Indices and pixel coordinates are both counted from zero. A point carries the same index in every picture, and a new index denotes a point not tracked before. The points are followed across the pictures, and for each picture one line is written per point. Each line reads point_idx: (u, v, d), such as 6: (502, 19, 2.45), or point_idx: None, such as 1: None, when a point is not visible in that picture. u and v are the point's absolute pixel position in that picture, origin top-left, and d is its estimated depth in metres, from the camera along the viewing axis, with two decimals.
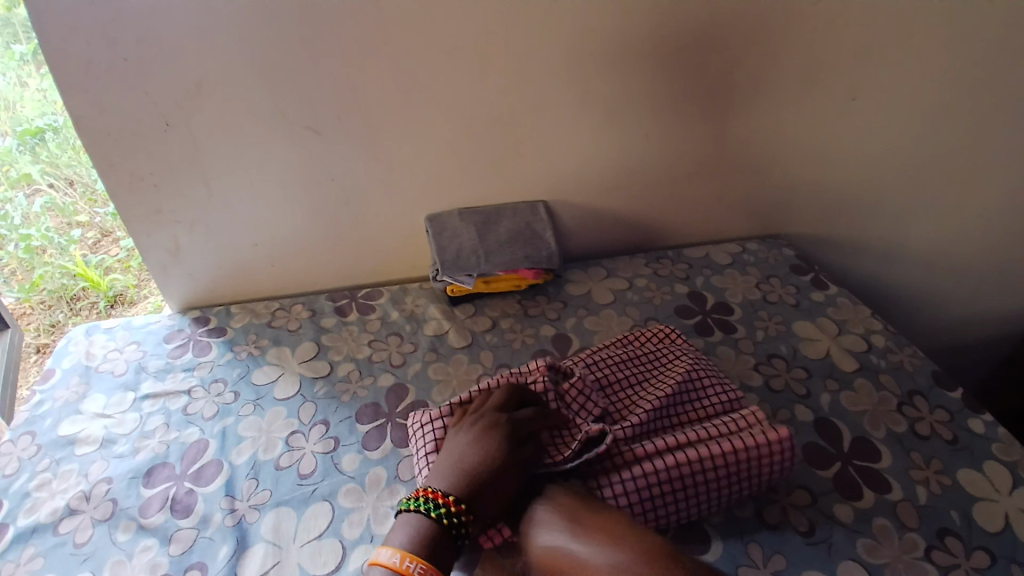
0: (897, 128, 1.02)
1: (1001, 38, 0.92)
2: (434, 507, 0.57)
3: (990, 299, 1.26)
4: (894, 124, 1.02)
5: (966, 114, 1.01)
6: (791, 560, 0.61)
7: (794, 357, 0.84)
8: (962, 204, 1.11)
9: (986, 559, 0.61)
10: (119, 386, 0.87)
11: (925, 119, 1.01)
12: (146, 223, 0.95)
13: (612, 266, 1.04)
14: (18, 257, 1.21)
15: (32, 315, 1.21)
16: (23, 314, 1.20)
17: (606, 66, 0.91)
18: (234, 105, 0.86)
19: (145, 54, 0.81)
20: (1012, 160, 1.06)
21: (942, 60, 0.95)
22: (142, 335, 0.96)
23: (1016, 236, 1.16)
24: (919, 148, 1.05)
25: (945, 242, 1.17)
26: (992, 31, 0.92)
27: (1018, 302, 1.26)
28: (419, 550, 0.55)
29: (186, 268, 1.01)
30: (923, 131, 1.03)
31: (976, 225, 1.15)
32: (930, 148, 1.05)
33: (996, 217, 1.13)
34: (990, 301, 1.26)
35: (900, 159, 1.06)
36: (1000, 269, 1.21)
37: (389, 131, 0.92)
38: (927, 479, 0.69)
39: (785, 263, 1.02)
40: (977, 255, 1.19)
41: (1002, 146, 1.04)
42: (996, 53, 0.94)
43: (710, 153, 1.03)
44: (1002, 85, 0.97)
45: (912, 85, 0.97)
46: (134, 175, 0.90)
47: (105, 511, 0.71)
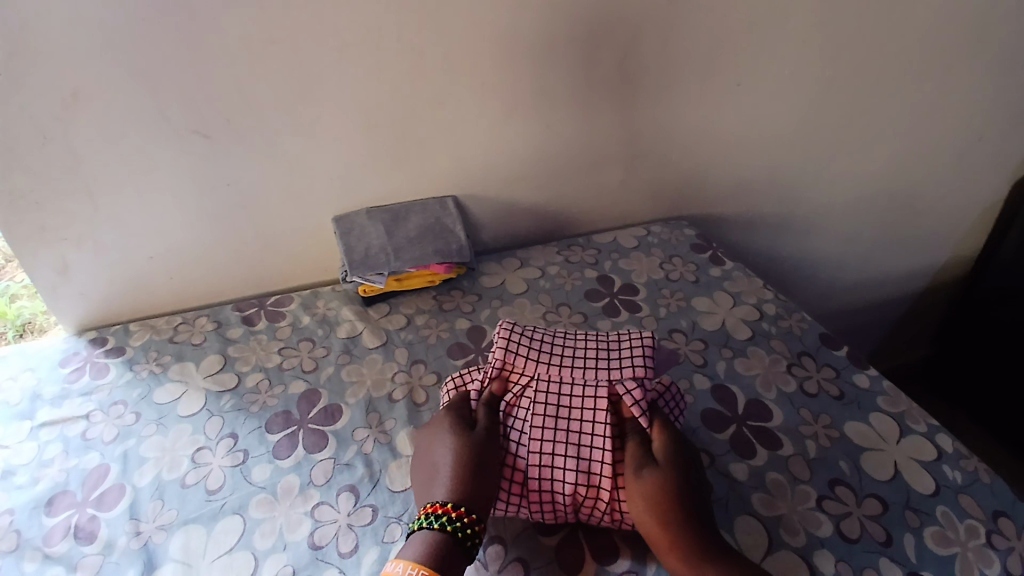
0: (781, 109, 1.09)
1: (858, 21, 1.01)
2: (446, 520, 0.58)
3: (878, 263, 1.36)
4: (779, 103, 1.08)
5: (839, 93, 1.09)
6: None
7: (693, 330, 0.89)
8: (843, 176, 1.21)
9: (877, 506, 0.67)
10: (13, 417, 0.82)
11: (803, 99, 1.09)
12: (29, 243, 0.89)
13: (524, 256, 1.06)
14: None
15: None
16: None
17: (501, 61, 0.93)
18: (115, 115, 0.83)
19: (13, 66, 0.76)
20: (879, 132, 1.16)
21: (812, 44, 1.03)
22: (36, 361, 0.90)
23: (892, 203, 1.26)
24: (800, 127, 1.12)
25: (831, 215, 1.26)
26: (850, 14, 1.00)
27: (901, 264, 1.38)
28: (430, 563, 0.55)
29: (78, 287, 0.95)
30: (802, 110, 1.10)
31: (856, 197, 1.24)
32: (809, 126, 1.13)
33: (872, 187, 1.24)
34: (878, 265, 1.37)
35: (785, 138, 1.13)
36: (882, 234, 1.31)
37: (286, 131, 0.90)
38: (817, 434, 0.74)
39: (687, 242, 1.07)
40: (862, 224, 1.29)
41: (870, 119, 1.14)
42: (857, 34, 1.02)
43: (612, 141, 1.07)
44: (862, 63, 1.06)
45: (787, 68, 1.04)
46: (12, 193, 0.85)
47: (9, 543, 0.67)
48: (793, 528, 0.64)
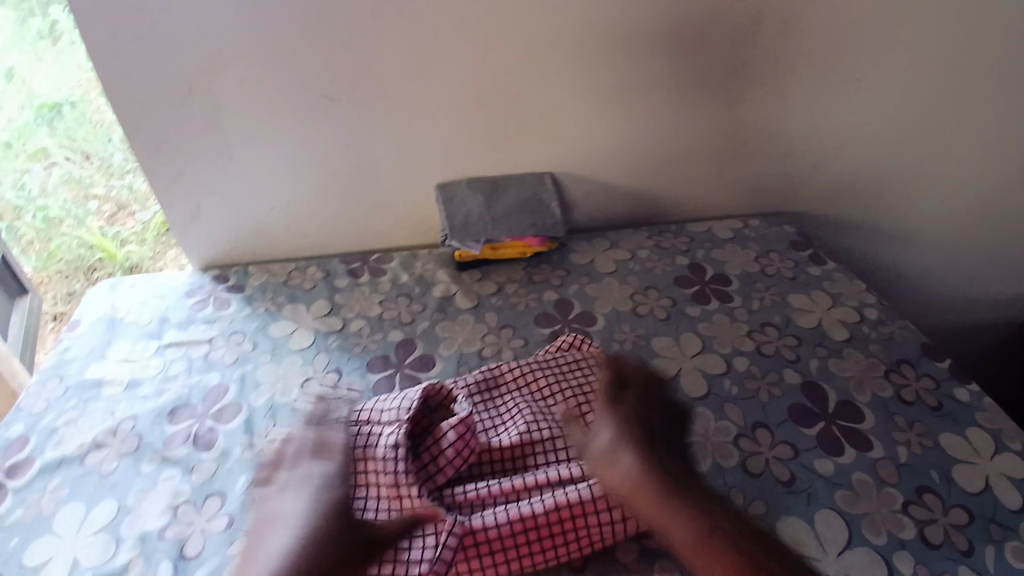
0: (902, 109, 1.04)
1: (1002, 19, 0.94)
2: None
3: (995, 285, 1.26)
4: (901, 104, 1.03)
5: (971, 97, 1.02)
6: (772, 506, 0.65)
7: (786, 325, 0.87)
8: (965, 187, 1.13)
9: (962, 516, 0.65)
10: (144, 336, 0.92)
11: (928, 101, 1.03)
12: (168, 185, 0.99)
13: (616, 238, 1.07)
14: (37, 228, 1.40)
15: (51, 284, 1.39)
16: (42, 282, 1.39)
17: (612, 43, 0.94)
18: (251, 72, 0.90)
19: (171, 20, 0.84)
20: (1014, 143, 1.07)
21: (946, 41, 0.97)
22: (164, 290, 1.00)
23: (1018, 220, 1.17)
24: (921, 129, 1.06)
25: (945, 227, 1.19)
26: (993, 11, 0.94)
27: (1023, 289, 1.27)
28: None
29: (206, 229, 1.05)
30: (926, 112, 1.04)
31: (977, 211, 1.16)
32: (932, 130, 1.06)
33: (998, 202, 1.15)
34: (994, 287, 1.27)
35: (903, 141, 1.08)
36: (1003, 254, 1.22)
37: (402, 97, 0.95)
38: (909, 440, 0.72)
39: (786, 238, 1.05)
40: (980, 239, 1.20)
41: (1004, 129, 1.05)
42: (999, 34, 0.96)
43: (717, 130, 1.05)
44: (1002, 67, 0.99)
45: (915, 66, 0.99)
46: (157, 138, 0.94)
47: (133, 444, 0.77)
48: (872, 526, 0.63)
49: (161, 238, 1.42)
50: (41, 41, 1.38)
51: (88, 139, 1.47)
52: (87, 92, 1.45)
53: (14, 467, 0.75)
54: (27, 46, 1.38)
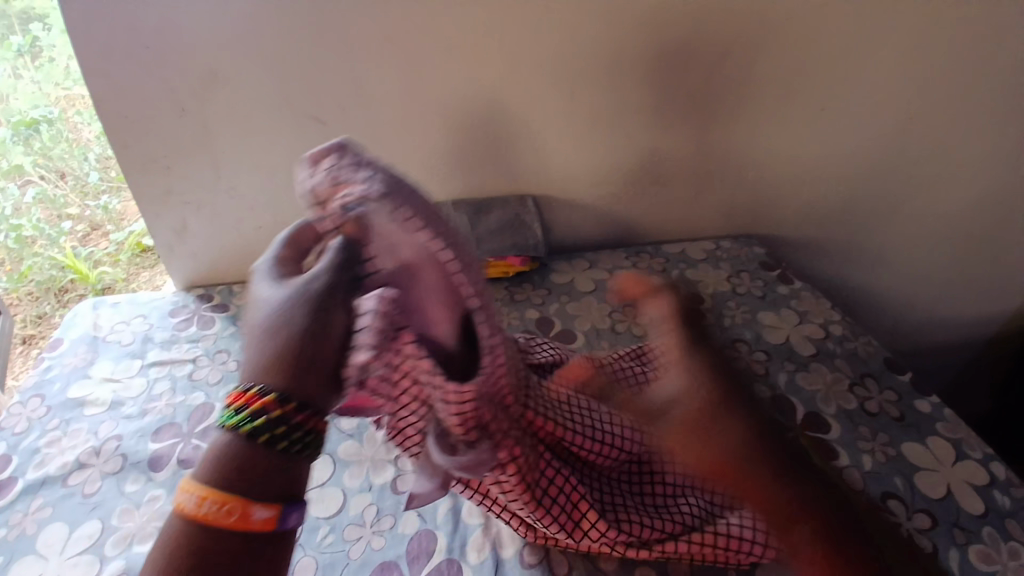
0: (866, 138, 1.10)
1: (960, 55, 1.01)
2: (242, 415, 0.35)
3: (956, 306, 1.32)
4: (864, 132, 1.09)
5: (930, 127, 1.09)
6: None
7: (757, 342, 0.92)
8: (928, 213, 1.19)
9: (927, 521, 0.69)
10: (126, 355, 0.93)
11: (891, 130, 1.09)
12: (156, 203, 1.01)
13: (594, 258, 1.11)
14: (9, 248, 1.40)
15: (20, 305, 1.42)
16: (12, 304, 1.42)
17: (592, 71, 0.98)
18: (244, 95, 0.93)
19: (162, 46, 0.87)
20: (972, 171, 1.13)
21: (907, 74, 1.03)
22: (147, 310, 1.01)
23: (977, 245, 1.23)
24: (884, 156, 1.12)
25: (909, 251, 1.24)
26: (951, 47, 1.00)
27: (983, 312, 1.33)
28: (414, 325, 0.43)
29: (191, 248, 1.07)
30: (888, 140, 1.10)
31: (940, 235, 1.22)
32: (894, 158, 1.12)
33: (958, 227, 1.20)
34: (955, 309, 1.32)
35: (868, 166, 1.13)
36: (963, 277, 1.28)
37: (390, 120, 0.98)
38: (873, 450, 0.76)
39: (755, 259, 1.10)
40: (942, 263, 1.26)
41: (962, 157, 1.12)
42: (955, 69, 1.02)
43: (691, 156, 1.10)
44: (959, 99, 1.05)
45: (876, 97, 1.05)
46: (147, 157, 0.97)
47: (115, 465, 0.77)
48: None
49: (134, 259, 1.45)
50: (21, 56, 1.33)
51: (66, 157, 1.42)
52: (66, 110, 1.38)
53: None
54: (5, 59, 1.34)
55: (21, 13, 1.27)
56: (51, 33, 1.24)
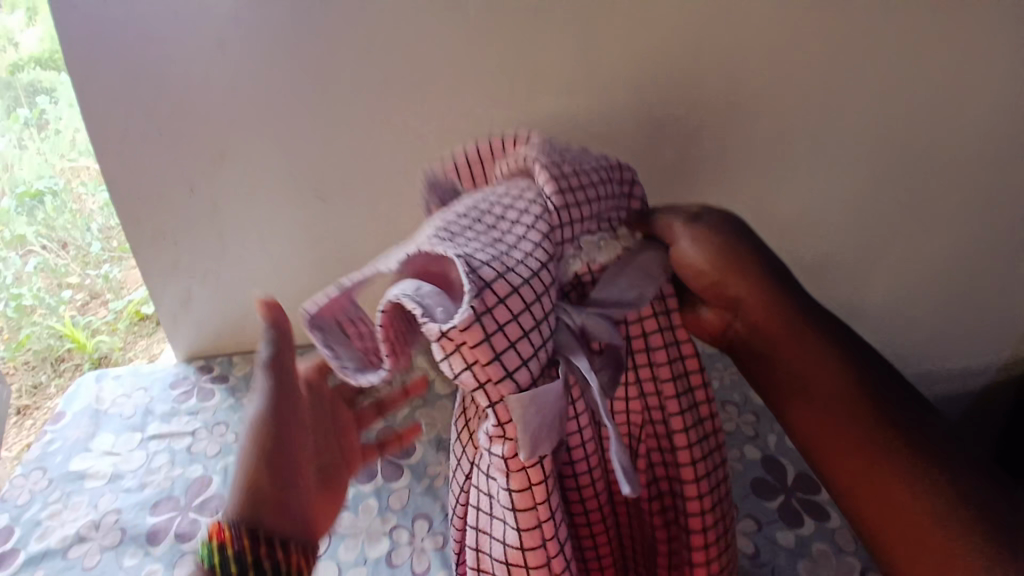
0: None
1: None
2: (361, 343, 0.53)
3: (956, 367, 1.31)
4: None
5: None
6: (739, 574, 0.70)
7: (745, 404, 0.92)
8: None
9: None
10: (127, 427, 0.94)
11: None
12: (162, 275, 1.07)
13: None
14: (6, 317, 1.42)
15: (16, 374, 1.41)
16: (8, 372, 1.40)
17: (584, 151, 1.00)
18: (249, 174, 0.98)
19: (171, 130, 0.94)
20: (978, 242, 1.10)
21: None
22: (149, 381, 1.03)
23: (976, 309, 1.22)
24: None
25: None
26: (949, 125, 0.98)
27: None
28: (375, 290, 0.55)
29: (194, 318, 1.11)
30: None
31: None
32: None
33: None
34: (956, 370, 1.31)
35: None
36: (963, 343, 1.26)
37: (386, 198, 1.01)
38: None
39: None
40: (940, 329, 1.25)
41: None
42: None
43: None
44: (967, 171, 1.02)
45: None
46: (156, 231, 1.02)
47: (114, 539, 0.78)
48: None
49: (131, 327, 1.52)
50: (28, 128, 1.38)
51: (68, 227, 1.46)
52: (70, 181, 1.41)
53: None
54: (10, 131, 1.39)
55: (30, 87, 1.32)
56: (59, 105, 1.30)
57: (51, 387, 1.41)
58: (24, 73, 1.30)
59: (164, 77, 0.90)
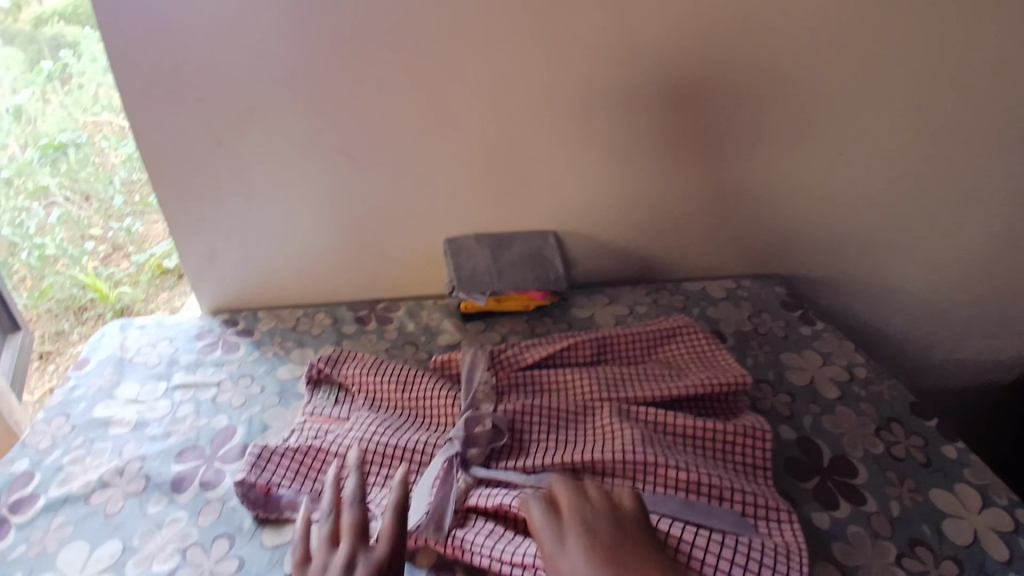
0: (901, 185, 1.07)
1: (994, 100, 0.98)
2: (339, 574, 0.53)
3: (1001, 358, 1.25)
4: (898, 180, 1.07)
5: (970, 176, 1.06)
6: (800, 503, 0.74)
7: (780, 382, 0.92)
8: (965, 262, 1.15)
9: (954, 568, 0.68)
10: (152, 376, 0.94)
11: (927, 179, 1.06)
12: (185, 230, 1.04)
13: (614, 293, 1.12)
14: (28, 266, 1.40)
15: (40, 321, 1.39)
16: (31, 319, 1.38)
17: (620, 115, 0.99)
18: (278, 127, 0.96)
19: (202, 79, 0.91)
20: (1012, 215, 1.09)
21: (946, 117, 1.00)
22: (173, 332, 1.03)
23: (1018, 296, 1.18)
24: (919, 200, 1.09)
25: (946, 302, 1.19)
26: (981, 91, 0.98)
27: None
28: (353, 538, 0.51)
29: (218, 273, 1.10)
30: (923, 189, 1.07)
31: (982, 282, 1.17)
32: (928, 201, 1.09)
33: (1001, 277, 1.16)
34: (1000, 360, 1.26)
35: (904, 210, 1.10)
36: (1006, 330, 1.22)
37: (418, 156, 1.00)
38: (901, 494, 0.76)
39: (776, 298, 1.10)
40: (980, 316, 1.21)
41: (1000, 204, 1.08)
42: (997, 107, 0.99)
43: (716, 202, 1.09)
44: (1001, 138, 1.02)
45: (909, 143, 1.03)
46: (180, 186, 1.00)
47: (138, 486, 0.78)
48: None
49: (154, 280, 1.49)
50: (50, 82, 1.34)
51: (91, 180, 1.47)
52: (93, 135, 1.43)
53: (18, 502, 0.77)
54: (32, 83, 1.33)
55: (51, 40, 1.27)
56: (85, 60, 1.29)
57: (76, 334, 1.41)
58: (46, 27, 1.23)
59: (194, 16, 0.86)
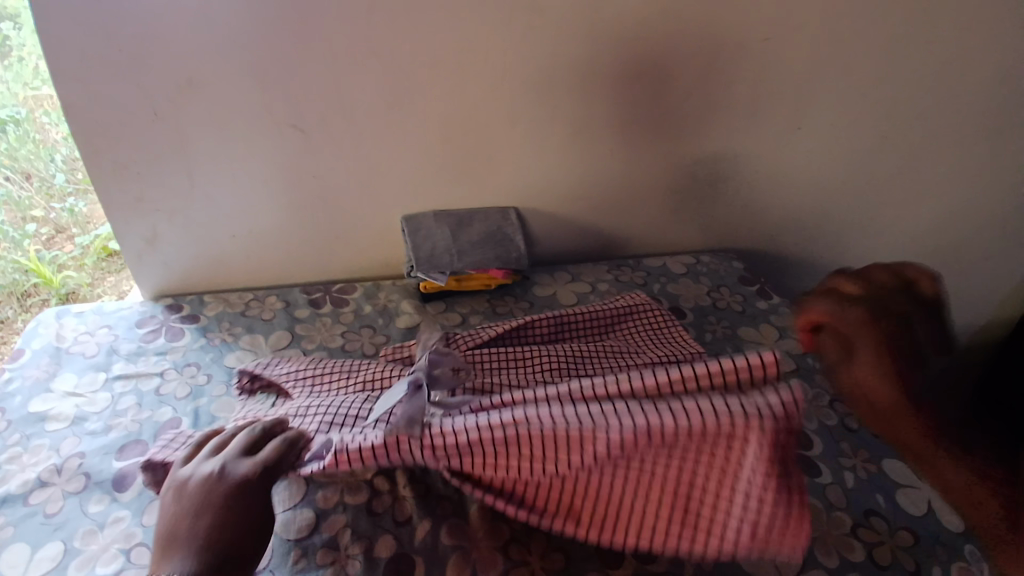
0: (856, 160, 1.08)
1: (947, 76, 0.99)
2: None
3: None
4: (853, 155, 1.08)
5: (922, 152, 1.08)
6: None
7: (738, 356, 0.93)
8: (916, 236, 1.17)
9: (909, 538, 0.70)
10: (90, 367, 0.89)
11: (881, 154, 1.08)
12: (126, 211, 0.98)
13: (576, 271, 1.10)
14: None
15: None
16: None
17: (580, 88, 0.96)
18: (222, 100, 0.90)
19: (136, 47, 0.84)
20: (960, 190, 1.12)
21: (901, 93, 1.01)
22: (113, 320, 0.97)
23: (965, 269, 1.21)
24: (873, 174, 1.10)
25: None
26: (935, 67, 0.98)
27: (970, 334, 1.31)
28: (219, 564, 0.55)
29: (162, 255, 1.04)
30: (877, 164, 1.09)
31: (930, 255, 1.20)
32: (881, 175, 1.10)
33: (948, 249, 1.19)
34: None
35: (858, 184, 1.11)
36: (953, 301, 1.26)
37: (372, 132, 0.96)
38: (855, 465, 0.77)
39: (735, 274, 1.11)
40: None
41: (949, 178, 1.10)
42: (949, 83, 1.00)
43: (677, 177, 1.08)
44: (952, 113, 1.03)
45: (865, 118, 1.04)
46: (118, 162, 0.93)
47: (78, 485, 0.74)
48: (827, 551, 0.67)
49: (100, 264, 1.42)
50: None
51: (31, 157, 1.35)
52: (33, 110, 1.30)
53: None
54: None
55: None
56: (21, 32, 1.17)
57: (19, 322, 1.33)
58: None
59: None
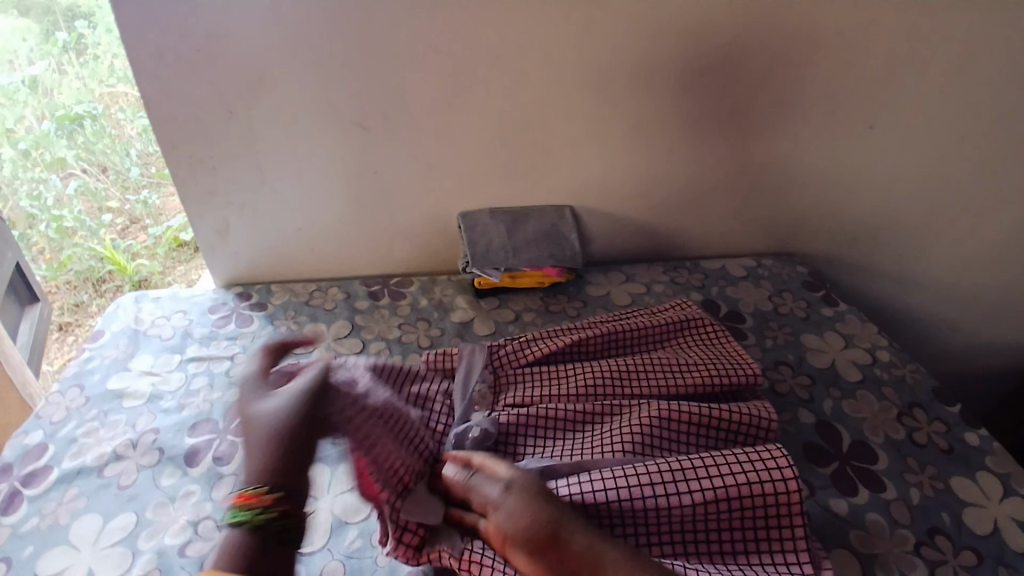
0: (931, 163, 1.03)
1: None
2: None
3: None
4: (926, 158, 1.03)
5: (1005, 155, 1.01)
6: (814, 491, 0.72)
7: (800, 364, 0.90)
8: (995, 244, 1.11)
9: (972, 558, 0.66)
10: (166, 349, 0.94)
11: (959, 156, 1.02)
12: (200, 204, 1.03)
13: (631, 271, 1.09)
14: (47, 237, 1.40)
15: (59, 293, 1.42)
16: (50, 291, 1.41)
17: (639, 86, 0.95)
18: (291, 97, 0.93)
19: (214, 46, 0.88)
20: None
21: (983, 92, 0.95)
22: (187, 305, 1.02)
23: None
24: (948, 176, 1.04)
25: (973, 284, 1.16)
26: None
27: None
28: None
29: (233, 246, 1.08)
30: (953, 166, 1.03)
31: (1011, 264, 1.13)
32: (957, 179, 1.04)
33: None
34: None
35: (932, 188, 1.06)
36: None
37: (431, 128, 0.97)
38: (921, 482, 0.74)
39: (798, 279, 1.07)
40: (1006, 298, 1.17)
41: None
42: None
43: (738, 178, 1.06)
44: None
45: (941, 118, 0.98)
46: (194, 156, 0.98)
47: (152, 458, 0.78)
48: (887, 567, 0.65)
49: (171, 253, 1.49)
50: (66, 53, 1.35)
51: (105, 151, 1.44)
52: (109, 107, 1.41)
53: (30, 475, 0.77)
54: (49, 55, 1.34)
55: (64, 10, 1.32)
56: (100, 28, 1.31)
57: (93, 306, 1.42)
58: None
59: None
